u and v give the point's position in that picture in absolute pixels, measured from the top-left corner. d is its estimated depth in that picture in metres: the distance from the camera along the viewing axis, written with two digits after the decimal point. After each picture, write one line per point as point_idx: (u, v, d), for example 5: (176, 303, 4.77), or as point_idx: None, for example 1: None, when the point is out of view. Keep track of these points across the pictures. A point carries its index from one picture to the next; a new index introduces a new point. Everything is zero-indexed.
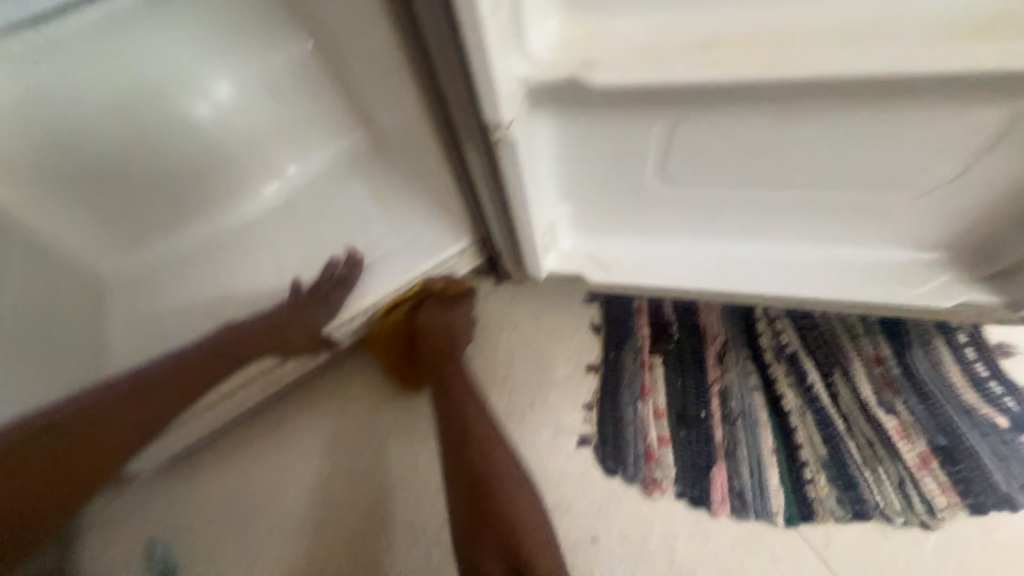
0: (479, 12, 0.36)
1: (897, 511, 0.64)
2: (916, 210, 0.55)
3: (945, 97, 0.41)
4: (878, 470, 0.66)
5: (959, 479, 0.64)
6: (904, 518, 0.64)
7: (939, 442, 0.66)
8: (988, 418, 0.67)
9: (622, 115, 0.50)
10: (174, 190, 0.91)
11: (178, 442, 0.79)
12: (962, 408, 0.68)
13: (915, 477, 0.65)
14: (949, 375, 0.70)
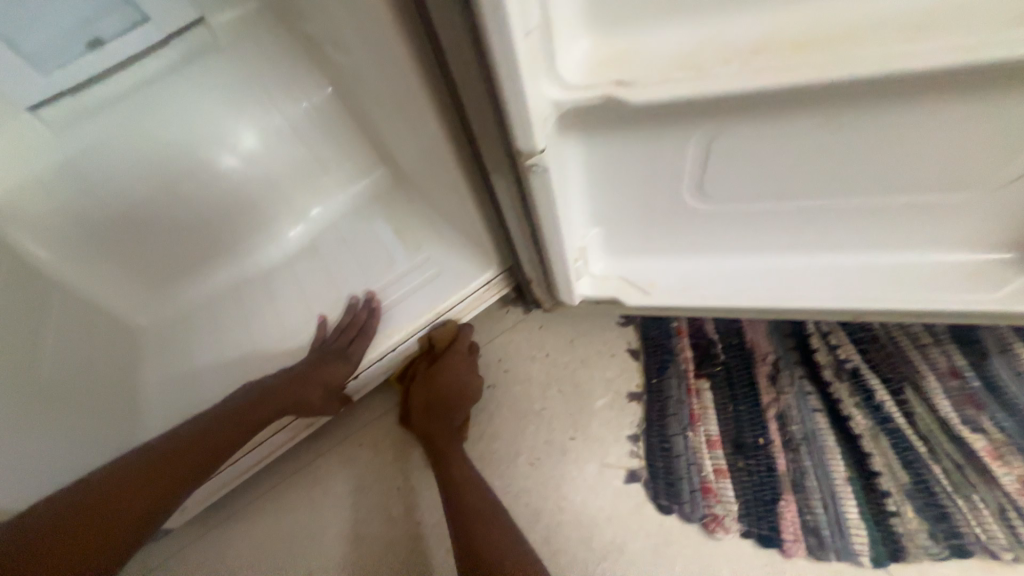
0: (513, 39, 0.35)
1: (1004, 546, 0.56)
2: (988, 205, 0.50)
3: (1019, 84, 0.38)
4: (972, 498, 0.59)
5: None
6: (1013, 553, 0.56)
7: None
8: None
9: (657, 131, 0.48)
10: (201, 238, 0.92)
11: (207, 495, 0.76)
12: None
13: (1018, 504, 0.57)
14: None
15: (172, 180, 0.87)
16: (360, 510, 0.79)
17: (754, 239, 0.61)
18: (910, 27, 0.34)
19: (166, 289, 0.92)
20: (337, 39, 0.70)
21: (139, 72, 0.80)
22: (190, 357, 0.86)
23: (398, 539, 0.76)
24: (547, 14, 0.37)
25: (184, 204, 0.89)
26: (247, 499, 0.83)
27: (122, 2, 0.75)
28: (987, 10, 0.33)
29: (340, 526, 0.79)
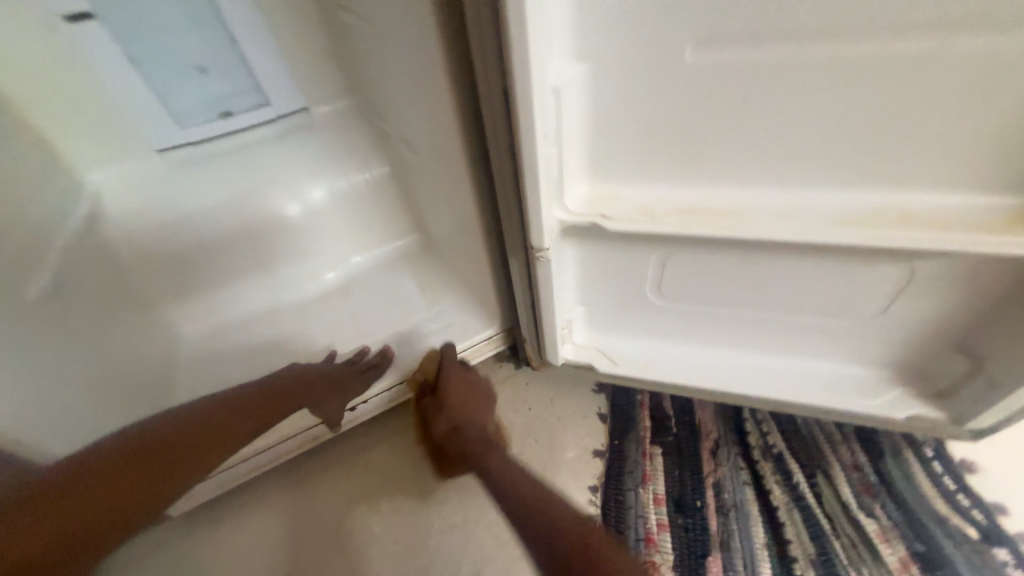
0: (539, 183, 0.57)
1: None
2: (863, 333, 0.70)
3: (857, 256, 0.59)
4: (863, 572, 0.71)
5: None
6: None
7: (917, 548, 0.72)
8: (959, 527, 0.74)
9: (630, 246, 0.68)
10: (258, 268, 1.11)
11: (213, 486, 0.86)
12: (935, 517, 0.75)
13: None
14: (920, 484, 0.78)
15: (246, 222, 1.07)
16: (343, 525, 0.88)
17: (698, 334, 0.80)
18: (778, 216, 0.57)
19: (210, 307, 1.09)
20: (404, 141, 0.93)
21: (250, 138, 1.01)
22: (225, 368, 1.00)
23: (374, 556, 0.85)
24: (562, 169, 0.59)
25: (248, 241, 1.08)
26: (244, 501, 0.92)
27: (252, 90, 0.96)
28: (821, 214, 0.56)
29: (324, 537, 0.87)
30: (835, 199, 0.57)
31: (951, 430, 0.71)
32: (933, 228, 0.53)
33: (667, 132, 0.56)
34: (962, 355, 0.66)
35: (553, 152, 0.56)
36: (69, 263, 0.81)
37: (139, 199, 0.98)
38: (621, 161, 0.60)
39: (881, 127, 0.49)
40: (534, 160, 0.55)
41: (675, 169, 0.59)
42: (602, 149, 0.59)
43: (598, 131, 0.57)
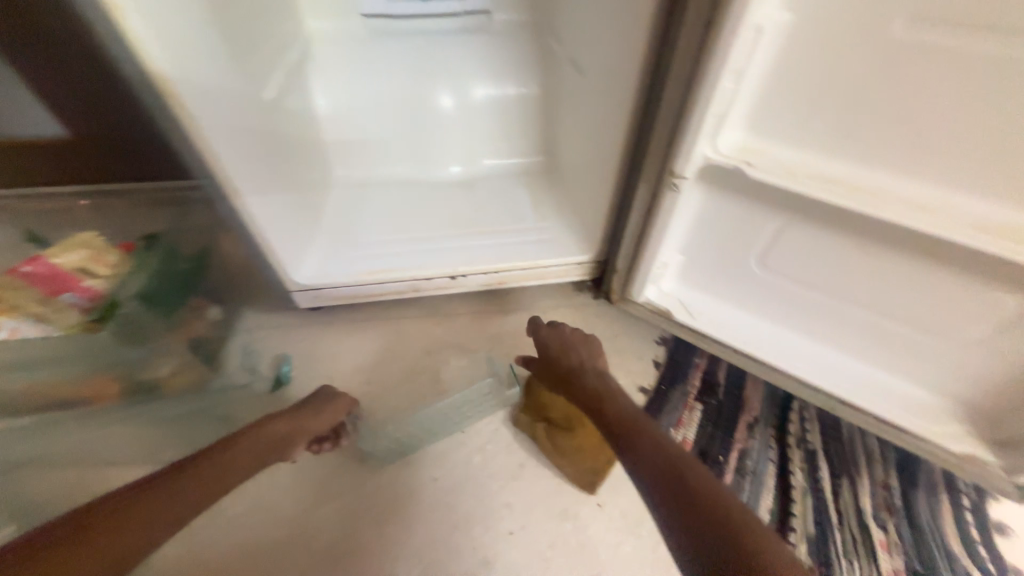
0: (709, 111, 0.64)
1: None
2: (944, 363, 0.73)
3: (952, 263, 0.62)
4: (853, 562, 0.77)
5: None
6: None
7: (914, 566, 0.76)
8: (967, 568, 0.76)
9: (763, 203, 0.72)
10: (403, 144, 1.28)
11: (342, 292, 1.07)
12: (944, 550, 0.77)
13: None
14: (942, 522, 0.80)
15: (416, 108, 1.26)
16: (416, 364, 1.04)
17: (800, 313, 0.82)
18: (922, 206, 0.60)
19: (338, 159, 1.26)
20: (574, 53, 1.03)
21: (434, 27, 1.22)
22: (363, 225, 1.16)
23: (432, 393, 1.00)
24: (736, 90, 0.62)
25: (413, 126, 1.27)
26: (343, 317, 1.12)
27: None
28: (969, 216, 0.58)
29: (396, 366, 1.04)
30: (990, 210, 0.57)
31: (1002, 482, 0.72)
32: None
33: (862, 68, 0.55)
34: None
35: (730, 87, 0.62)
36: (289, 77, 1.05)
37: (333, 48, 1.19)
38: (782, 112, 0.63)
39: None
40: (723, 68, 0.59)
41: (835, 136, 0.61)
42: (774, 98, 0.62)
43: (775, 96, 0.62)
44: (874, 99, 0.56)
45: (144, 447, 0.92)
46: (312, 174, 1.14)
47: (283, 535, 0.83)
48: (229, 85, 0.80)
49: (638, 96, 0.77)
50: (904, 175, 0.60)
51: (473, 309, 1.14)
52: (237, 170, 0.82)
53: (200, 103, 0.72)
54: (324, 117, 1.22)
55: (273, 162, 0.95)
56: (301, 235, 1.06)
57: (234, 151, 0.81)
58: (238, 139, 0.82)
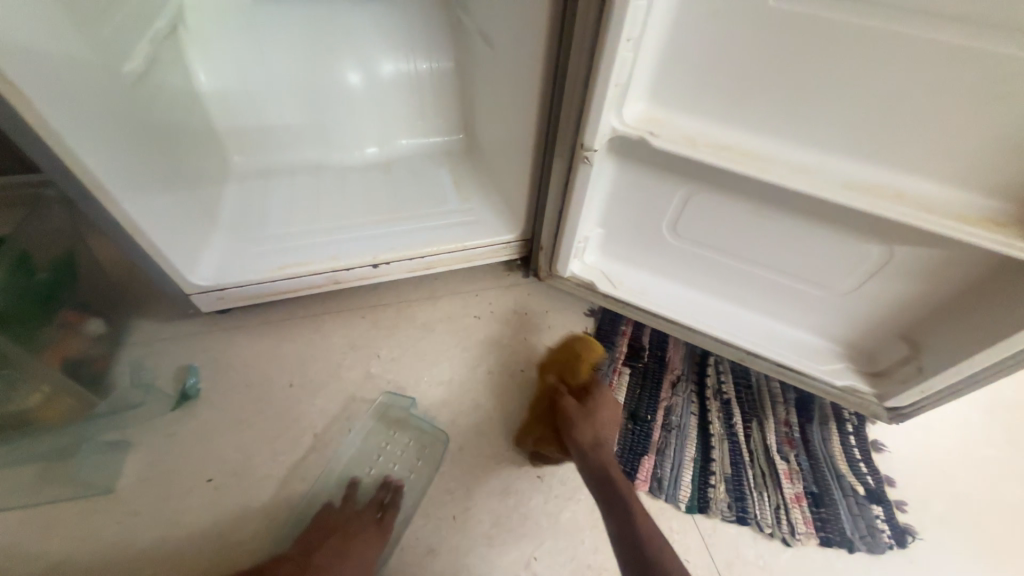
0: (611, 82, 0.64)
1: (767, 524, 0.83)
2: (829, 308, 0.81)
3: (829, 220, 0.69)
4: (763, 493, 0.86)
5: (819, 519, 0.84)
6: (772, 531, 0.83)
7: (811, 489, 0.86)
8: (852, 484, 0.88)
9: (668, 172, 0.75)
10: (309, 126, 1.18)
11: (252, 293, 0.98)
12: (835, 472, 0.89)
13: (788, 506, 0.85)
14: (833, 448, 0.91)
15: (319, 86, 1.16)
16: (344, 359, 0.99)
17: (709, 275, 0.88)
18: (802, 169, 0.65)
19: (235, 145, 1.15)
20: (482, 24, 0.99)
21: None
22: (268, 217, 1.06)
23: (365, 388, 0.96)
24: (634, 60, 0.63)
25: (317, 106, 1.17)
26: (256, 319, 1.02)
27: None
28: (840, 175, 0.64)
29: (323, 365, 0.98)
30: (855, 169, 0.64)
31: (874, 406, 0.84)
32: (908, 204, 0.62)
33: (742, 38, 0.58)
34: (905, 343, 0.78)
35: (630, 57, 0.62)
36: (156, 48, 0.91)
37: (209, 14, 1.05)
38: (679, 81, 0.65)
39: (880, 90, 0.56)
40: (620, 39, 0.60)
41: (727, 106, 0.65)
42: (670, 67, 0.64)
43: (672, 66, 0.64)
44: (755, 68, 0.60)
45: (9, 491, 0.78)
46: (200, 161, 1.02)
47: (210, 557, 0.76)
48: (73, 59, 0.68)
49: (547, 68, 0.77)
50: (787, 140, 0.65)
51: (401, 298, 1.10)
52: (96, 158, 0.71)
53: (27, 77, 0.60)
54: (209, 95, 1.08)
55: (146, 149, 0.83)
56: (193, 230, 0.94)
57: (92, 137, 0.70)
58: (96, 121, 0.71)
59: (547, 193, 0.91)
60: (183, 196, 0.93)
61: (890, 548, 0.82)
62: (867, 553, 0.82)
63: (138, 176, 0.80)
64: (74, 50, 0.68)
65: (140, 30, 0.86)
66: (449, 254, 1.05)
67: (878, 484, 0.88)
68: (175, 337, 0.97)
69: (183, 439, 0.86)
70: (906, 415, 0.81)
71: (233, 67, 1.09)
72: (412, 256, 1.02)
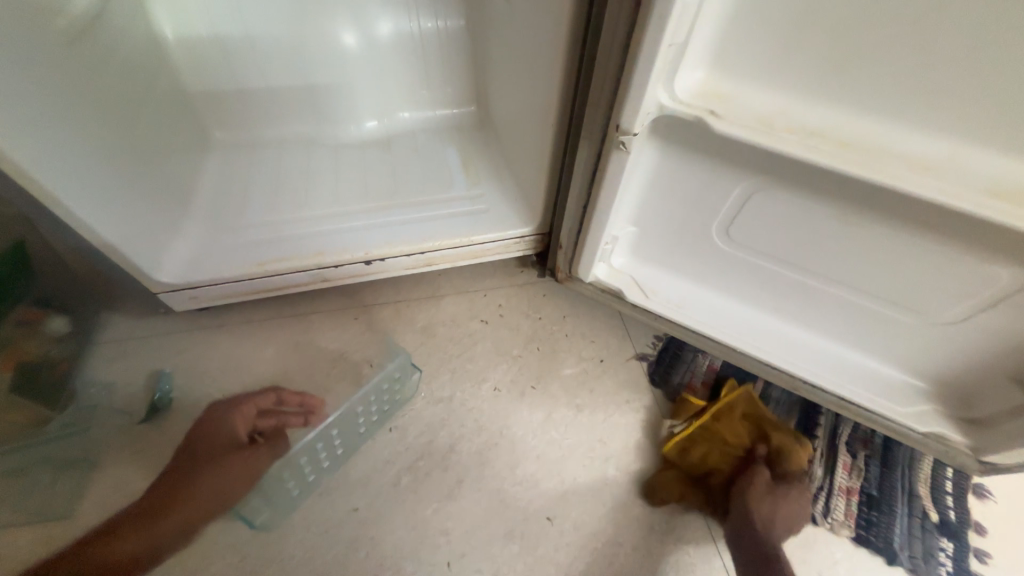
0: (662, 41, 0.47)
1: (801, 497, 0.76)
2: (921, 339, 0.65)
3: (946, 233, 0.52)
4: (811, 468, 0.78)
5: (865, 518, 0.74)
6: (803, 504, 0.76)
7: (870, 490, 0.76)
8: (924, 507, 0.75)
9: (728, 163, 0.58)
10: (298, 96, 1.03)
11: (229, 291, 0.86)
12: (908, 489, 0.77)
13: (833, 492, 0.76)
14: (919, 467, 0.78)
15: (308, 49, 1.00)
16: (333, 368, 0.88)
17: (767, 290, 0.72)
18: (919, 165, 0.47)
19: (215, 117, 1.01)
20: None
21: None
22: (250, 202, 0.94)
23: None
24: (698, 8, 0.45)
25: (307, 73, 1.02)
26: (238, 319, 0.91)
27: None
28: (977, 176, 0.46)
29: (309, 373, 0.87)
30: (1002, 168, 0.45)
31: (966, 458, 0.68)
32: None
33: None
34: (1022, 389, 0.61)
35: (691, 4, 0.45)
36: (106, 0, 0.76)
37: None
38: (757, 39, 0.47)
39: None
40: None
41: (821, 75, 0.47)
42: (747, 20, 0.46)
43: (750, 18, 0.46)
44: (873, 20, 0.42)
45: None
46: (170, 137, 0.89)
47: None
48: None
49: (574, 25, 0.59)
50: (903, 124, 0.47)
51: (400, 297, 0.97)
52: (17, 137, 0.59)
53: None
54: (182, 59, 0.94)
55: (91, 125, 0.70)
56: (159, 219, 0.82)
57: (11, 110, 0.57)
58: (16, 90, 0.58)
59: (569, 183, 0.75)
60: (146, 180, 0.80)
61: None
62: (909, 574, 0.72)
63: (81, 158, 0.67)
64: None
65: None
66: (453, 250, 0.90)
67: (958, 526, 0.74)
68: (147, 338, 0.87)
69: (151, 457, 0.77)
70: (998, 470, 0.65)
71: (208, 25, 0.94)
72: (410, 252, 0.88)
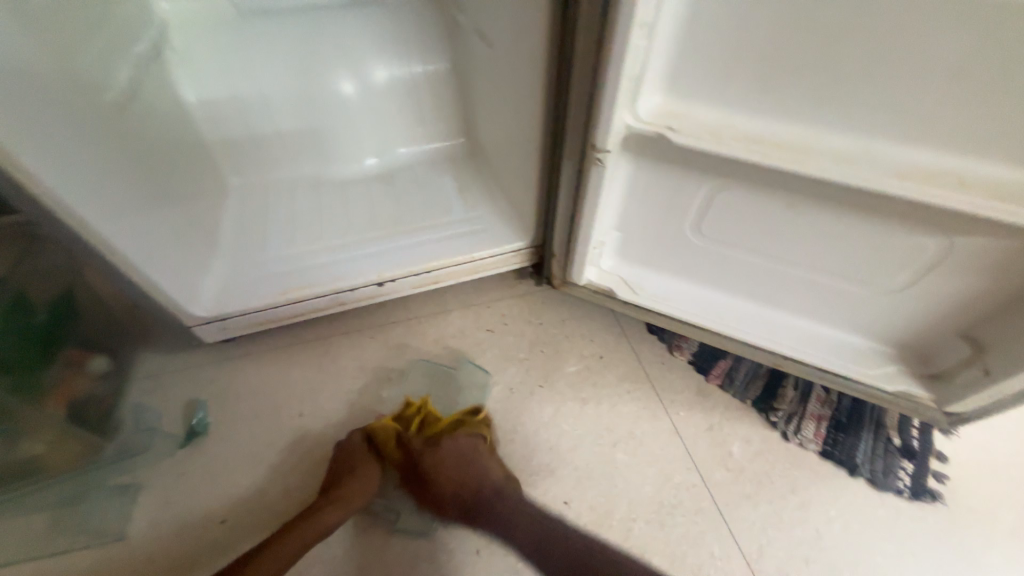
0: (622, 76, 0.58)
1: (777, 420, 0.89)
2: (877, 307, 0.73)
3: (875, 213, 0.62)
4: (791, 399, 0.91)
5: (832, 437, 0.87)
6: (777, 423, 0.89)
7: (839, 417, 0.89)
8: (888, 435, 0.87)
9: (691, 169, 0.68)
10: (305, 140, 1.13)
11: (257, 321, 0.94)
12: (875, 419, 0.88)
13: (806, 417, 0.89)
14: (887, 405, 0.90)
15: (313, 99, 1.11)
16: (354, 384, 0.95)
17: (740, 277, 0.81)
18: (842, 157, 0.57)
19: (230, 164, 1.11)
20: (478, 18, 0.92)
21: None
22: (268, 238, 1.02)
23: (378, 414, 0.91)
24: (649, 49, 0.56)
25: (312, 119, 1.13)
26: (262, 347, 0.99)
27: None
28: (889, 163, 0.56)
29: (333, 391, 0.94)
30: (908, 156, 0.56)
31: (932, 412, 0.76)
32: (973, 191, 0.54)
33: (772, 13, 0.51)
34: (967, 343, 0.70)
35: (643, 46, 0.56)
36: (139, 73, 0.87)
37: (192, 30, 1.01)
38: (699, 68, 0.58)
39: (938, 65, 0.48)
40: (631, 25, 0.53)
41: (755, 92, 0.58)
42: (689, 54, 0.57)
43: (691, 52, 0.57)
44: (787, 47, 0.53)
45: (18, 540, 0.77)
46: (194, 186, 0.98)
47: None
48: (38, 89, 0.64)
49: (550, 65, 0.70)
50: (826, 126, 0.57)
51: (411, 314, 1.05)
52: (76, 196, 0.67)
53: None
54: (200, 116, 1.05)
55: (130, 181, 0.79)
56: (189, 259, 0.90)
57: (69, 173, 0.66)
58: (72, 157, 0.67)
59: (557, 198, 0.85)
60: (176, 225, 0.89)
61: (898, 494, 0.82)
62: (868, 485, 0.83)
63: (124, 210, 0.76)
64: (42, 85, 0.64)
65: (120, 56, 0.82)
66: (458, 266, 0.99)
67: (920, 452, 0.85)
68: (181, 370, 0.94)
69: (193, 477, 0.83)
70: (965, 421, 0.73)
71: (222, 84, 1.05)
72: (419, 272, 0.97)
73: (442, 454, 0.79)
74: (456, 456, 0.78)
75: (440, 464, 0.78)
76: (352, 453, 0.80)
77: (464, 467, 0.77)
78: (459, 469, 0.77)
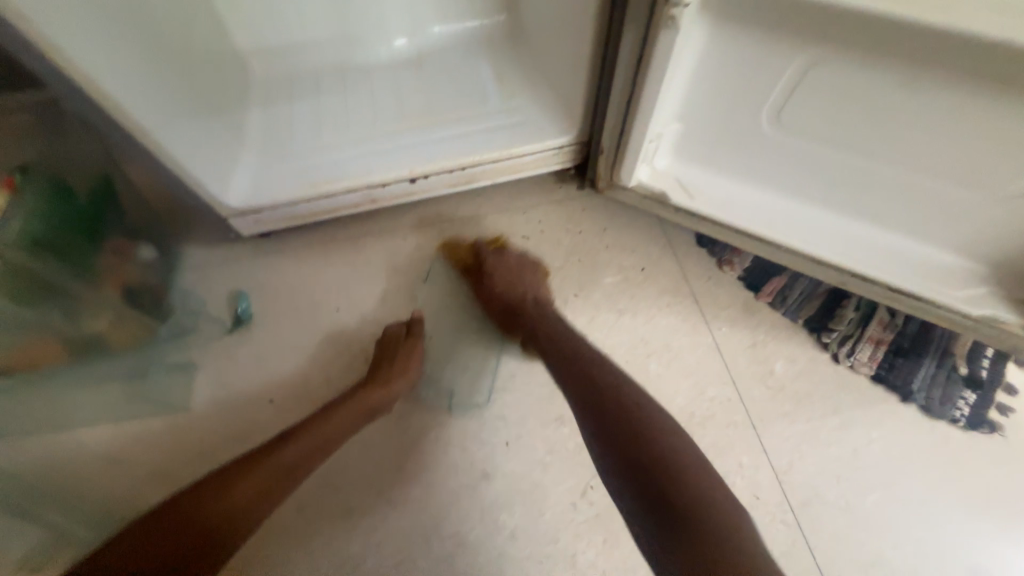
0: None
1: (829, 342, 0.83)
2: (985, 217, 0.62)
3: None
4: (849, 321, 0.84)
5: (889, 362, 0.81)
6: (829, 345, 0.83)
7: (900, 342, 0.82)
8: (954, 363, 0.80)
9: (787, 34, 0.55)
10: (326, 15, 1.01)
11: (289, 215, 0.92)
12: (943, 347, 0.81)
13: (863, 340, 0.83)
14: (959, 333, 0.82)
15: None
16: (387, 284, 0.94)
17: (819, 179, 0.70)
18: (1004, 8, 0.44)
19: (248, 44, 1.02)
20: None
21: None
22: (294, 128, 0.96)
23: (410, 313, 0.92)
24: None
25: None
26: (295, 243, 0.98)
27: None
28: None
29: (367, 289, 0.94)
30: None
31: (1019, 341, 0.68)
32: None
33: None
34: None
35: None
36: None
37: None
38: None
39: None
40: None
41: None
42: None
43: None
44: None
45: (96, 407, 0.85)
46: (213, 66, 0.91)
47: None
48: None
49: None
50: None
51: (442, 216, 1.00)
52: (91, 63, 0.62)
53: None
54: None
55: (145, 52, 0.72)
56: (216, 147, 0.86)
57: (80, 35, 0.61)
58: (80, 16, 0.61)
59: (612, 80, 0.73)
60: (199, 108, 0.83)
61: (952, 423, 0.77)
62: (921, 411, 0.78)
63: (143, 84, 0.70)
64: None
65: None
66: (494, 163, 0.91)
67: (987, 382, 0.79)
68: (221, 263, 0.96)
69: (242, 362, 0.88)
70: None
71: None
72: (452, 168, 0.90)
73: (498, 263, 0.86)
74: (515, 263, 0.87)
75: (494, 270, 0.85)
76: (391, 338, 0.83)
77: (514, 274, 0.85)
78: (512, 273, 0.85)
